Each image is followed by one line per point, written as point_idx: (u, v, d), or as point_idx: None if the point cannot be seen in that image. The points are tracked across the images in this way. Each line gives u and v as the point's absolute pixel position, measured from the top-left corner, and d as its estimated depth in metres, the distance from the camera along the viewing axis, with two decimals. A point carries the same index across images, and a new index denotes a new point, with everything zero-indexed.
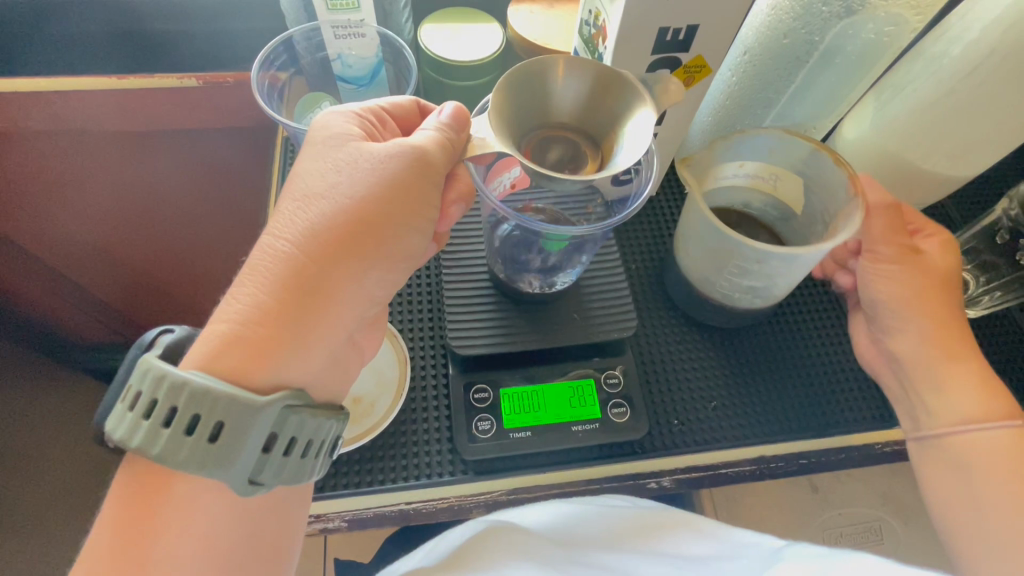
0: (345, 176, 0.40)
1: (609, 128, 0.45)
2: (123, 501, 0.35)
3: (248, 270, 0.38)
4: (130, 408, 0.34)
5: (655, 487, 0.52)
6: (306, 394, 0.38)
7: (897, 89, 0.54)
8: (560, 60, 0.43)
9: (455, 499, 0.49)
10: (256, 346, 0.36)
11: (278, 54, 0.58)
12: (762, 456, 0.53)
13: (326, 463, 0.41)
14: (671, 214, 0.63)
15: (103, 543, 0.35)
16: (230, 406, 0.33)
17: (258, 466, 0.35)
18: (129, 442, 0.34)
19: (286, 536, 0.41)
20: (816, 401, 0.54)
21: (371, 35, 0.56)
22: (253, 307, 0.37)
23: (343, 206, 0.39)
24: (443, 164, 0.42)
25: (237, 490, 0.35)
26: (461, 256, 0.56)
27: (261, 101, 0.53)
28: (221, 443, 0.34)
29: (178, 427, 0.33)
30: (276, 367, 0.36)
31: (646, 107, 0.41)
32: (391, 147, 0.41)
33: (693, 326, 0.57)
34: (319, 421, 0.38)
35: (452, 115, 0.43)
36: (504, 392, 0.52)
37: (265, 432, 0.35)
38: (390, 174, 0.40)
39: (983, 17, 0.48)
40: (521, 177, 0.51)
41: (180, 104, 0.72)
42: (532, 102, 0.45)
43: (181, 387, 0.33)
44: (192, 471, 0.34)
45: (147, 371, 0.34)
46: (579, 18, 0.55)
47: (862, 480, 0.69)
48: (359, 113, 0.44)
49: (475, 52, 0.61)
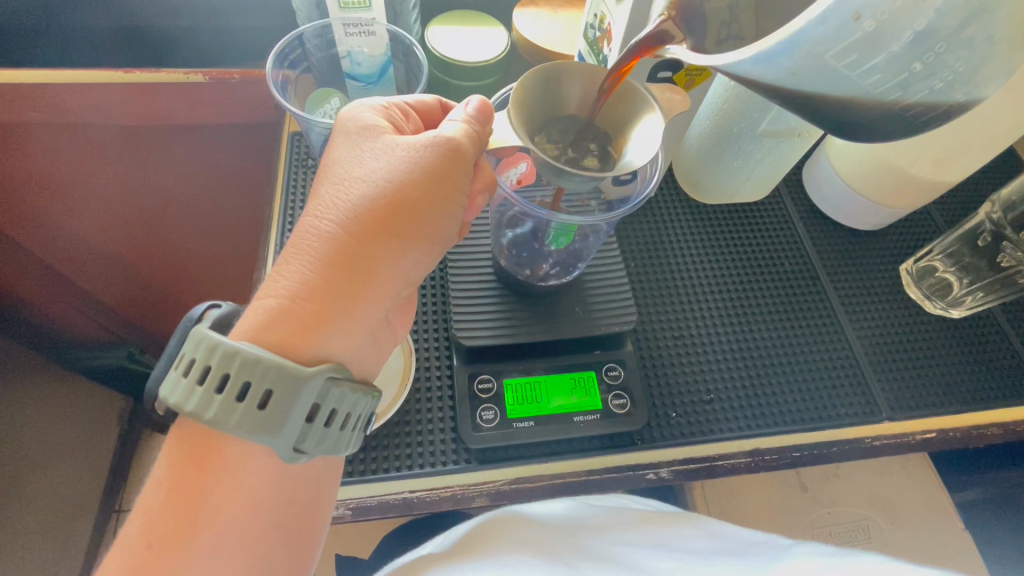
0: (382, 163, 0.41)
1: (618, 133, 0.47)
2: (175, 464, 0.37)
3: (294, 249, 0.40)
4: (184, 374, 0.36)
5: (653, 478, 0.53)
6: (346, 368, 0.39)
7: None
8: (577, 68, 0.45)
9: (459, 488, 0.50)
10: (305, 320, 0.38)
11: (294, 47, 0.60)
12: (758, 449, 0.54)
13: (361, 438, 0.42)
14: (669, 213, 0.65)
15: (155, 503, 0.37)
16: (279, 375, 0.35)
17: (302, 436, 0.37)
18: (183, 407, 0.35)
19: (323, 503, 0.43)
20: (809, 396, 0.56)
21: (381, 34, 0.58)
22: (301, 285, 0.38)
23: (381, 188, 0.40)
24: (472, 152, 0.43)
25: (283, 457, 0.37)
26: (469, 252, 0.58)
27: (273, 89, 0.55)
28: (270, 410, 0.35)
29: (230, 394, 0.35)
30: (324, 341, 0.38)
31: (653, 114, 0.44)
32: (421, 139, 0.42)
33: (693, 323, 0.59)
34: (357, 395, 0.39)
35: (478, 108, 0.44)
36: (507, 383, 0.53)
37: (309, 402, 0.36)
38: (427, 162, 0.41)
39: None
40: (528, 173, 0.54)
41: (189, 100, 0.72)
42: (547, 102, 0.47)
43: (233, 355, 0.35)
44: (242, 435, 0.35)
45: (200, 340, 0.36)
46: (585, 21, 0.58)
47: (849, 479, 0.71)
48: (386, 107, 0.46)
49: (483, 53, 0.62)
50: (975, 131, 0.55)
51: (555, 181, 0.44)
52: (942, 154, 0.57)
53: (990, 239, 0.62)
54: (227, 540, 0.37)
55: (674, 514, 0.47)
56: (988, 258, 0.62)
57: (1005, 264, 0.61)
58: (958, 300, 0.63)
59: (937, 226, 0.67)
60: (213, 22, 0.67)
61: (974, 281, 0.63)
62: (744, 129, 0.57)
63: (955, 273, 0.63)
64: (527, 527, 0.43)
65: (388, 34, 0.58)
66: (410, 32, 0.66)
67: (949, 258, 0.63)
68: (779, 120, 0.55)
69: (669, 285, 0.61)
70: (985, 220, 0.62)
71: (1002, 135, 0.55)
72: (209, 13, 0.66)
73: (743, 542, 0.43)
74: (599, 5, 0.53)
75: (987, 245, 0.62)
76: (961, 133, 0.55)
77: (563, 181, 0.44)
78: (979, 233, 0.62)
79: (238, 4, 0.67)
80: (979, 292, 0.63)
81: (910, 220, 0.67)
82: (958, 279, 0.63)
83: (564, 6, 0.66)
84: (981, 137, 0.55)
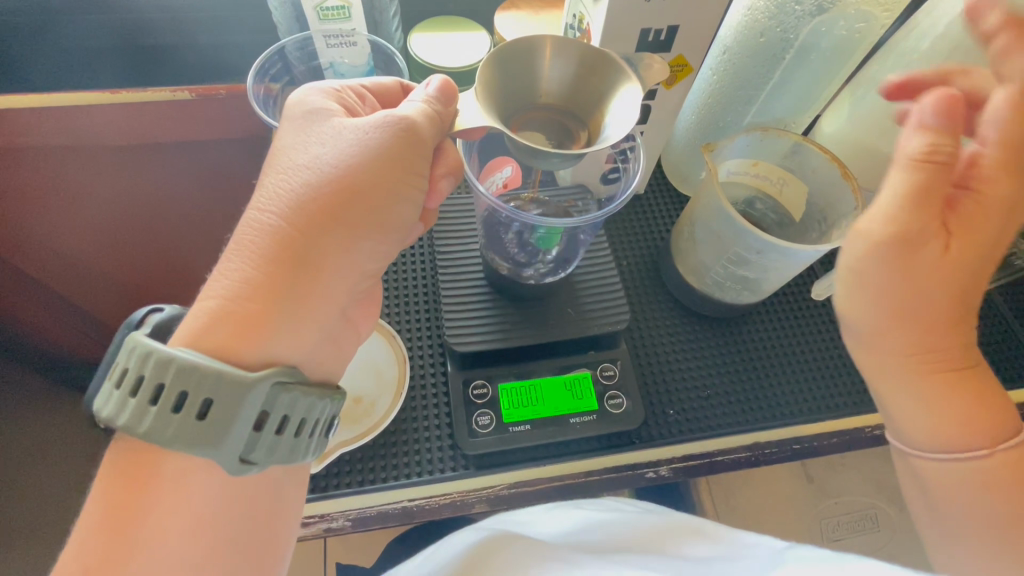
0: (328, 149, 0.40)
1: (594, 110, 0.46)
2: (113, 480, 0.36)
3: (236, 245, 0.39)
4: (117, 385, 0.35)
5: (652, 476, 0.53)
6: (298, 372, 0.38)
7: (870, 85, 0.56)
8: (549, 42, 0.44)
9: (458, 494, 0.50)
10: (246, 320, 0.37)
11: (273, 62, 0.59)
12: (756, 443, 0.54)
13: (321, 444, 0.41)
14: (658, 208, 0.65)
15: (92, 522, 0.35)
16: (217, 384, 0.34)
17: (249, 445, 0.36)
18: (116, 420, 0.34)
19: (282, 514, 0.41)
20: (805, 387, 0.56)
21: (363, 44, 0.59)
22: (243, 284, 0.38)
23: (329, 174, 0.39)
24: (429, 136, 0.42)
25: (229, 469, 0.36)
26: (452, 250, 0.58)
27: (253, 104, 0.54)
28: (209, 420, 0.34)
29: (165, 405, 0.34)
30: (271, 340, 0.38)
31: (631, 83, 0.42)
32: (374, 120, 0.41)
33: (686, 319, 0.59)
34: (314, 398, 0.39)
35: (439, 88, 0.44)
36: (502, 388, 0.53)
37: (255, 410, 0.35)
38: (378, 145, 0.40)
39: (946, 14, 0.50)
40: (513, 177, 0.55)
41: (170, 118, 0.72)
42: (519, 82, 0.46)
43: (167, 363, 0.34)
44: (181, 449, 0.34)
45: (133, 349, 0.35)
46: (563, 22, 0.59)
47: (856, 468, 0.70)
48: (338, 90, 0.45)
49: (464, 57, 0.62)
50: None
51: (533, 164, 0.44)
52: None
53: None
54: (172, 560, 0.35)
55: (675, 518, 0.45)
56: None
57: None
58: None
59: None
60: (193, 40, 0.68)
61: None
62: (728, 124, 0.60)
63: None
64: (523, 542, 0.42)
65: (369, 44, 0.60)
66: (391, 40, 0.66)
67: None
68: (766, 112, 0.58)
69: (660, 282, 0.60)
70: None
71: None
72: (187, 30, 0.67)
73: (740, 546, 0.41)
74: (577, 6, 0.54)
75: None
76: None
77: (540, 166, 0.44)
78: None
79: (219, 22, 0.67)
80: None
81: None
82: None
83: (544, 8, 0.66)
84: None
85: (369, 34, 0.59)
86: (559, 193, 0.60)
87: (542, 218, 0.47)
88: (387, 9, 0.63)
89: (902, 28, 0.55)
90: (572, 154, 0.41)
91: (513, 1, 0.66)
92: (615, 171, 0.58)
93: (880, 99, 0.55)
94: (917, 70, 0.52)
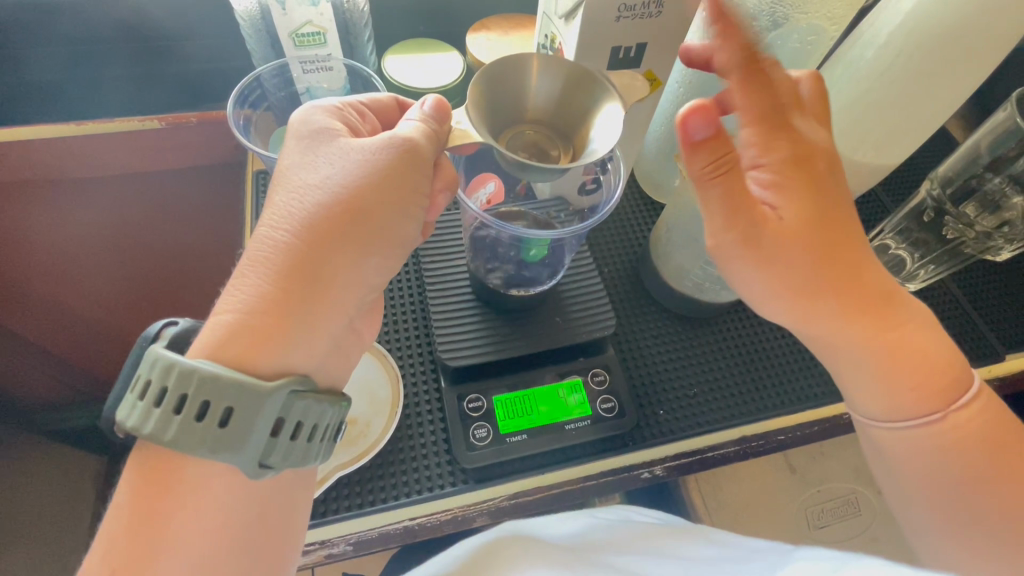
0: (338, 168, 0.41)
1: (581, 124, 0.48)
2: (133, 488, 0.35)
3: (245, 268, 0.39)
4: (140, 397, 0.34)
5: (648, 476, 0.55)
6: (309, 379, 0.38)
7: (826, 91, 0.60)
8: (535, 60, 0.46)
9: (458, 509, 0.50)
10: (262, 343, 0.37)
11: (252, 89, 0.58)
12: (745, 437, 0.57)
13: (329, 450, 0.41)
14: (638, 218, 0.67)
15: (104, 548, 0.34)
16: (239, 392, 0.34)
17: (267, 451, 0.36)
18: (140, 430, 0.34)
19: (295, 518, 0.41)
20: (787, 378, 0.58)
21: (338, 69, 0.60)
22: (256, 298, 0.37)
23: (338, 193, 0.40)
24: (431, 152, 0.43)
25: (248, 474, 0.36)
26: (444, 267, 0.58)
27: (234, 129, 0.53)
28: (231, 427, 0.34)
29: (188, 415, 0.33)
30: (285, 352, 0.37)
31: (613, 100, 0.44)
32: (379, 141, 0.42)
33: (670, 321, 0.61)
34: (323, 405, 0.38)
35: (434, 106, 0.45)
36: (496, 400, 0.54)
37: (273, 417, 0.35)
38: (385, 162, 0.41)
39: (888, 26, 0.55)
40: (496, 192, 0.57)
41: (144, 146, 0.71)
42: (508, 97, 0.48)
43: (191, 373, 0.33)
44: (205, 455, 0.34)
45: (155, 361, 0.34)
46: (536, 42, 0.61)
47: (835, 456, 0.73)
48: (339, 108, 0.45)
49: (440, 78, 0.64)
50: (906, 119, 0.57)
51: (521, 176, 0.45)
52: (884, 140, 0.59)
53: (934, 215, 0.63)
54: None
55: (675, 525, 0.47)
56: (933, 233, 0.64)
57: (950, 236, 0.63)
58: (912, 275, 0.67)
59: (888, 207, 0.71)
60: (166, 66, 0.67)
61: (925, 256, 0.66)
62: None
63: (906, 249, 0.67)
64: (539, 544, 0.42)
65: (345, 69, 0.61)
66: (367, 64, 0.67)
67: (897, 236, 0.66)
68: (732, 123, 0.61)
69: (642, 287, 0.62)
70: (927, 198, 0.63)
71: (933, 121, 0.58)
72: (159, 57, 0.67)
73: (746, 550, 0.42)
74: (549, 26, 0.56)
75: (932, 222, 0.63)
76: (894, 122, 0.58)
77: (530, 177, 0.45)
78: (923, 210, 0.64)
79: (191, 50, 0.67)
80: (931, 265, 0.66)
81: (860, 204, 0.72)
82: (910, 254, 0.66)
83: (515, 28, 0.69)
84: (912, 125, 0.58)
85: (346, 59, 0.61)
86: (540, 207, 0.62)
87: (527, 230, 0.48)
88: (362, 34, 0.64)
89: (850, 39, 0.59)
90: (559, 168, 0.43)
91: (484, 23, 0.69)
92: (593, 182, 0.59)
93: (836, 104, 0.59)
94: (867, 76, 0.57)
